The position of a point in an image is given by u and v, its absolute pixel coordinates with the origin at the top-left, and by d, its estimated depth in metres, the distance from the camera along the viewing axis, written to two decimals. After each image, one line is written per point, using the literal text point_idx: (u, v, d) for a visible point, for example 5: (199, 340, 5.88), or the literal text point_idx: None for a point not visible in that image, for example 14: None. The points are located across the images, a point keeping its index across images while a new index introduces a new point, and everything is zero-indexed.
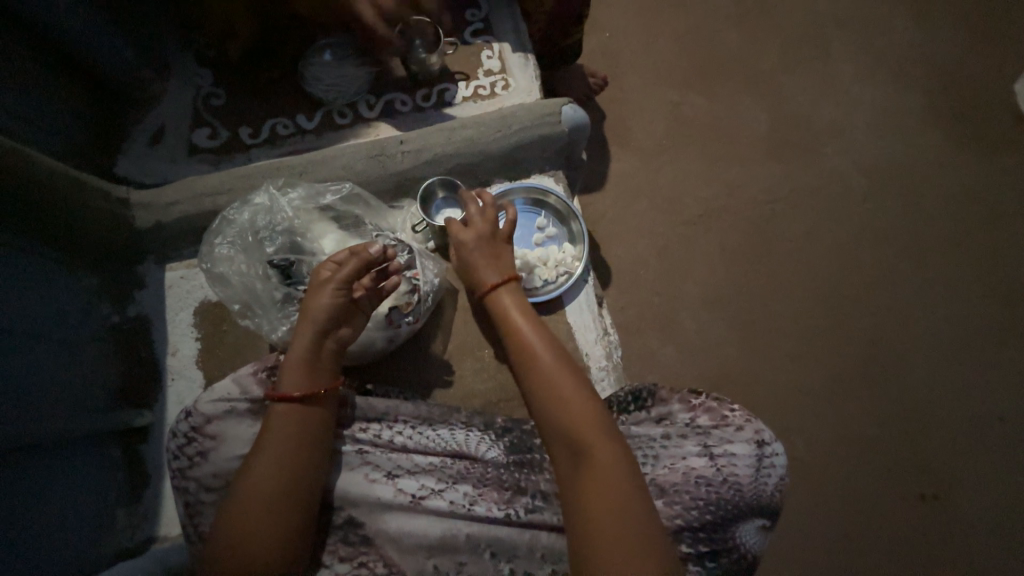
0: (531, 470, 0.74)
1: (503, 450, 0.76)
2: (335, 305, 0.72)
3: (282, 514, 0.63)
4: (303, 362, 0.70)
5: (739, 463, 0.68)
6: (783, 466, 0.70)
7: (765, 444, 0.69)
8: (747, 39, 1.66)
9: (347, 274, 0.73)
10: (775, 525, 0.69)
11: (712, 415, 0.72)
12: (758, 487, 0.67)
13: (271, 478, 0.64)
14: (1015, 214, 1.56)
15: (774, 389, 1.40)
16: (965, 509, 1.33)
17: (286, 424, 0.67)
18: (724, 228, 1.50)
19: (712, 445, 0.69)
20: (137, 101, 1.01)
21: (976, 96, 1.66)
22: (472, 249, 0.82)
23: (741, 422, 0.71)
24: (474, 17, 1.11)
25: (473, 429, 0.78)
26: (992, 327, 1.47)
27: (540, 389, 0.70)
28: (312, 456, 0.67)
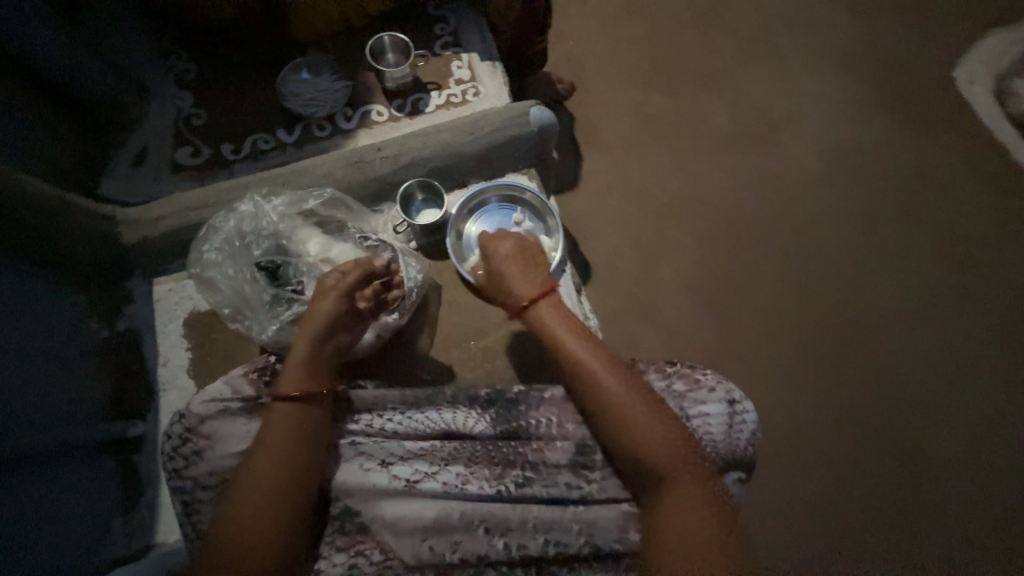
0: (519, 442, 0.76)
1: (490, 421, 0.77)
2: (338, 310, 0.77)
3: (281, 507, 0.65)
4: (304, 362, 0.74)
5: (712, 422, 0.72)
6: (755, 421, 0.74)
7: (736, 403, 0.74)
8: (703, 42, 1.76)
9: (352, 281, 0.79)
10: (751, 476, 0.75)
11: (687, 380, 0.76)
12: (730, 442, 0.72)
13: (268, 472, 0.66)
14: (964, 188, 1.66)
15: (754, 367, 1.46)
16: (946, 471, 1.38)
17: (281, 420, 0.70)
18: (694, 219, 1.58)
19: (687, 408, 0.74)
20: (119, 125, 1.04)
21: (919, 83, 1.77)
22: (508, 267, 0.84)
23: (713, 384, 0.75)
24: (443, 31, 1.17)
25: (459, 407, 0.79)
26: (956, 295, 1.54)
27: (613, 409, 0.68)
28: (305, 448, 0.69)
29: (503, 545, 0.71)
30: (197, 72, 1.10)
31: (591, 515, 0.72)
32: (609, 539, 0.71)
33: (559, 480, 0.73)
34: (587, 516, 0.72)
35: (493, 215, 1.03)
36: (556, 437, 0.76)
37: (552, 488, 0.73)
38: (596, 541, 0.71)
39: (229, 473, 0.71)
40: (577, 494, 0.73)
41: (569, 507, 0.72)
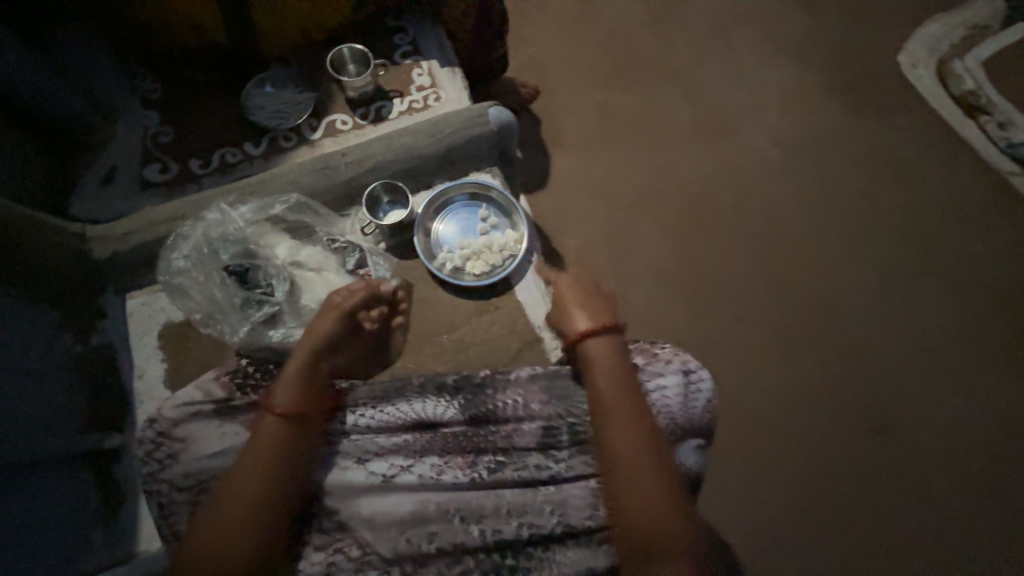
0: (488, 428, 0.77)
1: (459, 407, 0.78)
2: (337, 328, 0.82)
3: (264, 518, 0.67)
4: (299, 380, 0.74)
5: (668, 392, 0.76)
6: (711, 388, 0.78)
7: (692, 372, 0.77)
8: (659, 41, 1.83)
9: (354, 301, 0.84)
10: (712, 442, 0.78)
11: (645, 354, 0.79)
12: (686, 410, 0.75)
13: (247, 487, 0.67)
14: (915, 167, 1.74)
15: (727, 350, 1.50)
16: (918, 437, 1.42)
17: (263, 435, 0.70)
18: (661, 210, 1.63)
19: (644, 381, 0.77)
20: (86, 144, 1.05)
21: (867, 70, 1.86)
22: (568, 296, 0.83)
23: (669, 357, 0.79)
24: (402, 41, 1.21)
25: (428, 396, 0.79)
26: (915, 268, 1.60)
27: (598, 417, 0.72)
28: (281, 458, 0.69)
29: (478, 532, 0.72)
30: (163, 91, 1.12)
31: (561, 495, 0.74)
32: (580, 516, 0.73)
33: (529, 463, 0.75)
34: (557, 496, 0.74)
35: (460, 213, 1.07)
36: (523, 421, 0.78)
37: (523, 471, 0.75)
38: (568, 519, 0.73)
39: (203, 474, 0.72)
40: (546, 474, 0.75)
41: (540, 489, 0.74)
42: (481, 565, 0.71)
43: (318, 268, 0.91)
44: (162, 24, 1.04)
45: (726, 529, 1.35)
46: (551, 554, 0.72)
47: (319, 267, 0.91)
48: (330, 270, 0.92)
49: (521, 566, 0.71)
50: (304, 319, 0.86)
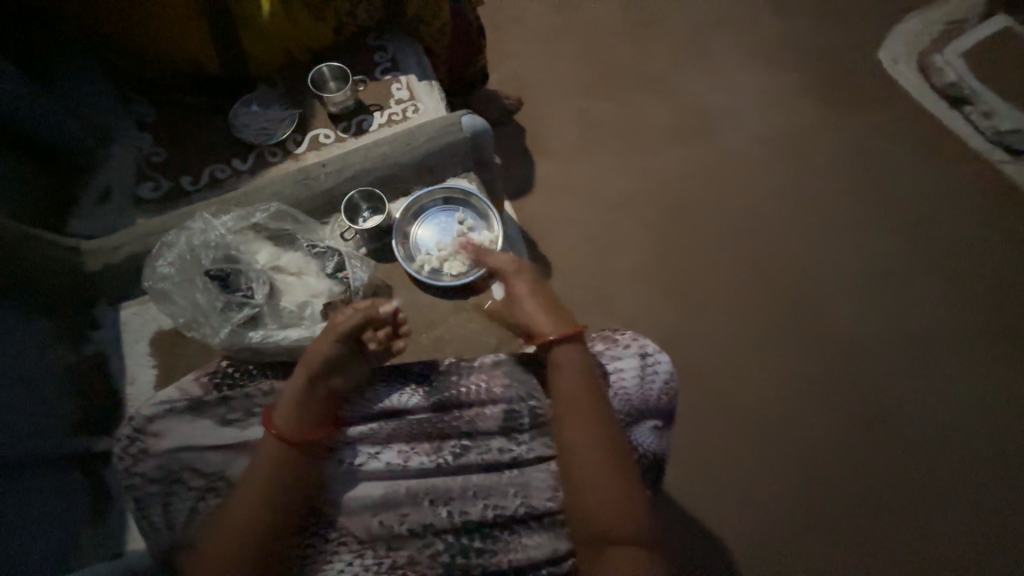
0: (452, 414, 0.79)
1: (423, 394, 0.80)
2: (335, 350, 0.79)
3: (269, 536, 0.69)
4: (297, 402, 0.75)
5: (626, 374, 0.80)
6: (668, 371, 0.82)
7: (649, 355, 0.82)
8: (637, 50, 1.89)
9: (353, 323, 0.81)
10: (671, 423, 0.82)
11: (606, 340, 0.84)
12: (643, 390, 0.80)
13: (252, 509, 0.69)
14: (902, 159, 1.72)
15: (717, 346, 1.49)
16: (916, 429, 1.39)
17: (264, 456, 0.72)
18: (645, 211, 1.65)
19: (605, 365, 0.81)
20: (85, 167, 1.11)
21: (846, 67, 1.88)
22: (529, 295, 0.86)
23: (628, 341, 0.83)
24: (382, 58, 1.26)
25: (393, 384, 0.81)
26: (907, 259, 1.58)
27: (564, 411, 0.75)
28: (279, 476, 0.71)
29: (446, 515, 0.75)
30: (157, 115, 1.19)
31: (524, 478, 0.77)
32: (542, 498, 0.77)
33: (492, 446, 0.78)
34: (521, 479, 0.77)
35: (438, 217, 1.10)
36: (486, 405, 0.80)
37: (486, 455, 0.77)
38: (531, 501, 0.76)
39: (174, 465, 0.75)
40: (508, 456, 0.78)
41: (504, 472, 0.77)
42: (450, 547, 0.74)
43: (298, 272, 0.96)
44: (154, 55, 1.12)
45: (722, 529, 1.31)
46: (516, 536, 0.76)
47: (299, 270, 0.96)
48: (309, 273, 0.96)
49: (489, 547, 0.75)
50: (282, 320, 0.90)
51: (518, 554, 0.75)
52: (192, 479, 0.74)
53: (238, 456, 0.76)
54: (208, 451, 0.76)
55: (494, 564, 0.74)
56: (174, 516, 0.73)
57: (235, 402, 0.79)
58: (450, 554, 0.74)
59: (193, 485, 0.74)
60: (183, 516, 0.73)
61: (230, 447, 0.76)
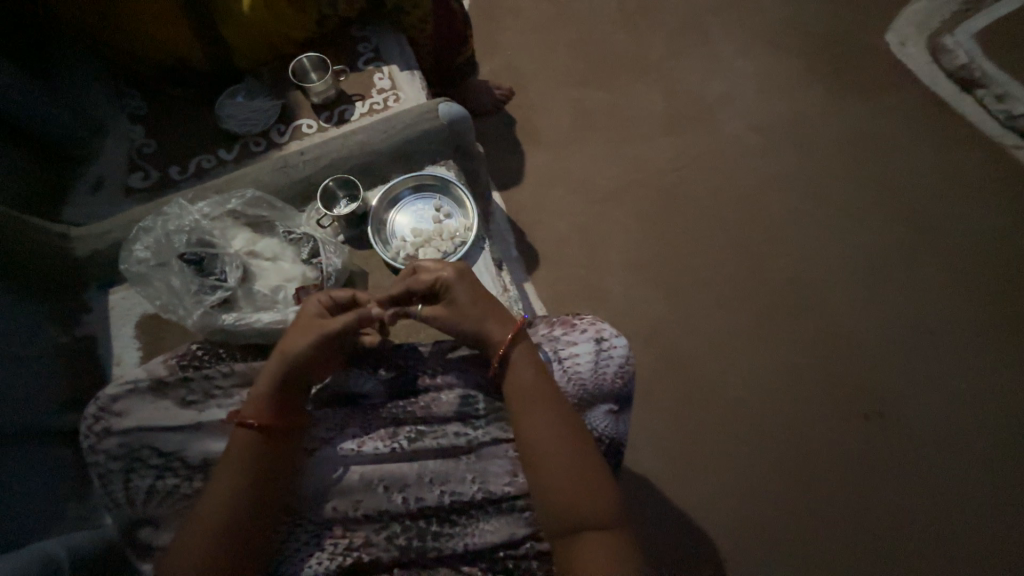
0: (407, 401, 0.80)
1: (378, 380, 0.81)
2: (313, 348, 0.75)
3: (241, 533, 0.68)
4: (267, 396, 0.73)
5: (580, 359, 0.81)
6: (625, 354, 0.82)
7: (604, 339, 0.82)
8: (633, 39, 1.86)
9: (339, 325, 0.76)
10: (628, 406, 0.83)
11: (563, 325, 0.85)
12: (597, 375, 0.80)
13: (227, 505, 0.68)
14: (908, 145, 1.65)
15: (707, 337, 1.46)
16: (914, 424, 1.35)
17: (239, 450, 0.71)
18: (637, 201, 1.63)
19: (560, 350, 0.82)
20: (80, 159, 1.17)
21: (853, 49, 1.80)
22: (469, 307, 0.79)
23: (585, 326, 0.84)
24: (366, 48, 1.28)
25: (349, 371, 0.82)
26: (910, 250, 1.53)
27: (515, 403, 0.75)
28: (252, 470, 0.70)
29: (401, 500, 0.76)
30: (147, 107, 1.23)
31: (481, 464, 0.78)
32: (499, 483, 0.77)
33: (448, 431, 0.79)
34: (478, 465, 0.78)
35: (414, 205, 1.10)
36: (442, 391, 0.81)
37: (442, 440, 0.78)
38: (488, 486, 0.77)
39: (135, 443, 0.77)
40: (464, 441, 0.78)
41: (461, 458, 0.78)
42: (407, 530, 0.76)
43: (273, 258, 0.98)
44: (144, 51, 1.16)
45: (708, 521, 1.29)
46: (474, 522, 0.76)
47: (274, 256, 0.98)
48: (284, 259, 0.99)
49: (446, 531, 0.76)
50: (256, 304, 0.93)
51: (474, 539, 0.76)
52: (152, 457, 0.76)
53: (197, 438, 0.78)
54: (168, 431, 0.77)
55: (450, 548, 0.75)
56: (135, 492, 0.75)
57: (195, 384, 0.81)
58: (406, 537, 0.75)
59: (153, 464, 0.76)
60: (143, 493, 0.75)
61: (189, 427, 0.78)
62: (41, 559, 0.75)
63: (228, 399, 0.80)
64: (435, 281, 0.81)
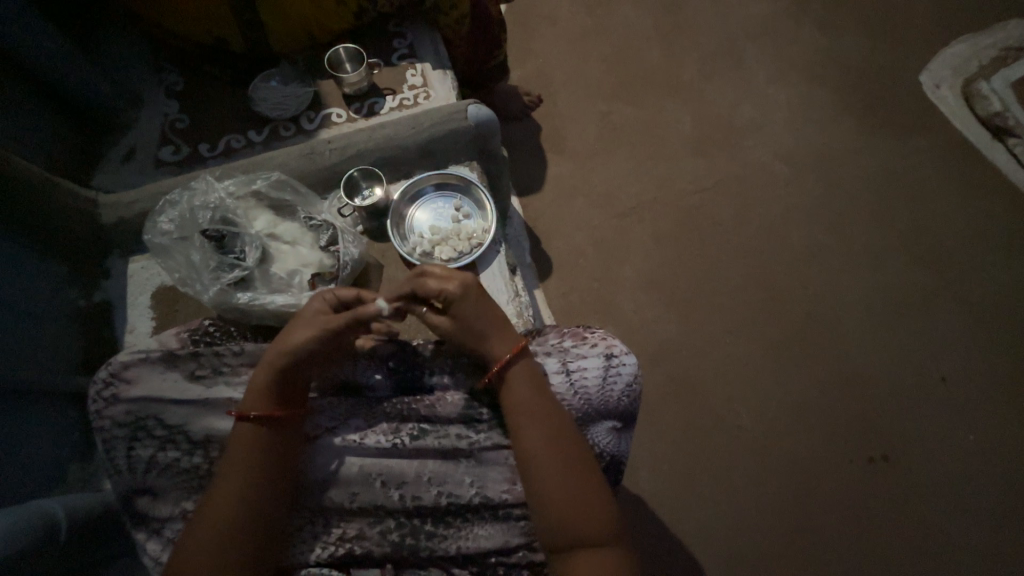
0: (412, 396, 0.80)
1: (386, 373, 0.82)
2: (314, 342, 0.75)
3: (246, 528, 0.68)
4: (272, 389, 0.73)
5: (589, 373, 0.80)
6: (633, 374, 0.81)
7: (615, 356, 0.81)
8: (665, 57, 1.85)
9: (341, 325, 0.76)
10: (631, 426, 0.82)
11: (574, 337, 0.84)
12: (604, 391, 0.80)
13: (236, 494, 0.69)
14: (934, 189, 1.63)
15: (714, 362, 1.45)
16: (918, 471, 1.32)
17: (244, 442, 0.72)
18: (655, 219, 1.62)
19: (569, 361, 0.82)
20: (114, 127, 1.21)
21: (887, 87, 1.78)
22: (477, 315, 0.79)
23: (596, 340, 0.83)
24: (400, 44, 1.29)
25: (359, 360, 0.82)
26: (928, 293, 1.50)
27: (515, 414, 0.75)
28: (259, 465, 0.71)
29: (398, 497, 0.76)
30: (184, 83, 1.26)
31: (480, 469, 0.78)
32: (498, 490, 0.77)
33: (450, 432, 0.79)
34: (477, 469, 0.78)
35: (435, 203, 1.11)
36: (448, 391, 0.81)
37: (444, 441, 0.78)
38: (486, 492, 0.77)
39: (141, 412, 0.77)
40: (465, 444, 0.78)
41: (461, 461, 0.78)
42: (402, 526, 0.76)
43: (292, 242, 0.99)
44: (184, 33, 1.18)
45: (700, 548, 1.27)
46: (468, 526, 0.76)
47: (294, 240, 1.00)
48: (303, 244, 1.00)
49: (439, 533, 0.76)
50: (271, 286, 0.94)
51: (469, 542, 0.75)
52: (156, 429, 0.77)
53: (202, 415, 0.78)
54: (175, 404, 0.78)
55: (442, 549, 0.75)
56: (137, 461, 0.76)
57: (205, 359, 0.81)
58: (400, 534, 0.76)
59: (157, 435, 0.77)
60: (144, 463, 0.76)
61: (195, 403, 0.78)
62: (41, 519, 0.74)
63: (237, 378, 0.80)
64: (440, 292, 0.79)
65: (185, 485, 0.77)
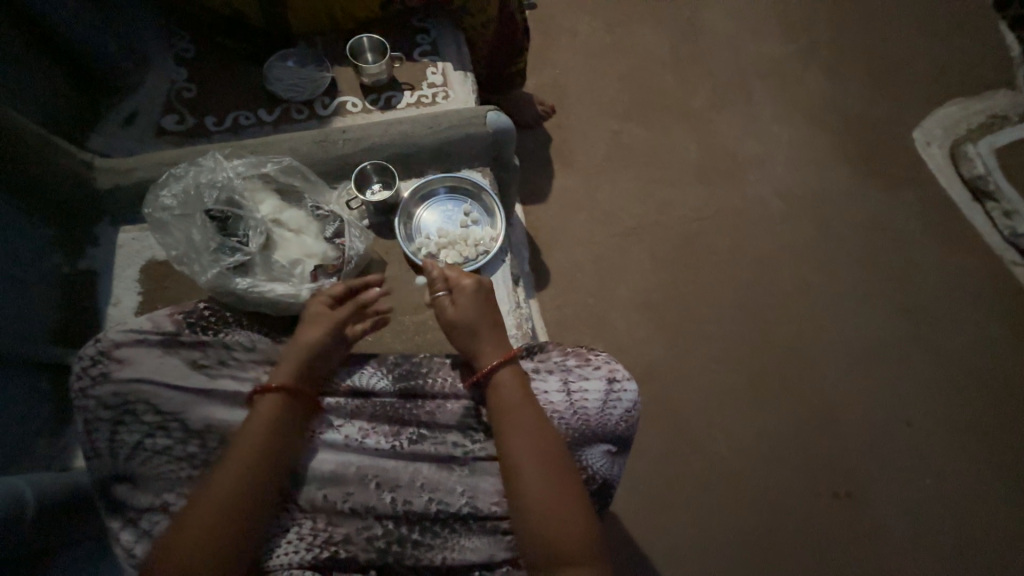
0: (413, 400, 0.81)
1: (392, 378, 0.82)
2: (326, 337, 0.80)
3: (245, 520, 0.67)
4: (303, 368, 0.77)
5: (590, 396, 0.81)
6: (633, 400, 0.83)
7: (616, 381, 0.83)
8: (678, 83, 1.88)
9: (343, 313, 0.83)
10: (625, 452, 0.83)
11: (578, 357, 0.85)
12: (603, 414, 0.81)
13: (236, 486, 0.68)
14: (918, 243, 1.70)
15: (697, 387, 1.48)
16: (877, 509, 1.38)
17: (257, 428, 0.72)
18: (655, 242, 1.65)
19: (572, 382, 0.83)
20: (117, 89, 1.16)
21: (884, 140, 1.85)
22: (483, 330, 0.81)
23: (599, 363, 0.85)
24: (423, 40, 1.27)
25: (368, 366, 0.84)
26: (902, 341, 1.57)
27: (503, 426, 0.75)
28: (260, 453, 0.71)
29: (390, 501, 0.76)
30: (195, 51, 1.22)
31: (473, 479, 0.78)
32: (488, 502, 0.77)
33: (447, 439, 0.79)
34: (470, 479, 0.78)
35: (445, 205, 1.10)
36: (448, 399, 0.81)
37: (440, 447, 0.78)
38: (476, 502, 0.76)
39: (131, 395, 0.77)
40: (460, 453, 0.79)
41: (455, 469, 0.78)
42: (388, 533, 0.75)
43: (297, 230, 0.97)
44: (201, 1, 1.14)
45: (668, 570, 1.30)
46: (455, 537, 0.75)
47: (299, 229, 0.97)
48: (308, 233, 0.97)
49: (426, 542, 0.75)
50: (272, 273, 0.92)
51: (454, 554, 0.75)
52: (147, 413, 0.76)
53: (200, 404, 0.78)
54: (171, 390, 0.78)
55: (427, 559, 0.74)
56: (119, 446, 0.75)
57: (211, 350, 0.82)
58: (387, 540, 0.74)
59: (146, 420, 0.76)
60: (128, 448, 0.75)
61: (196, 392, 0.78)
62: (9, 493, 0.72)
63: (243, 372, 0.81)
64: (451, 284, 0.84)
65: (171, 475, 0.75)
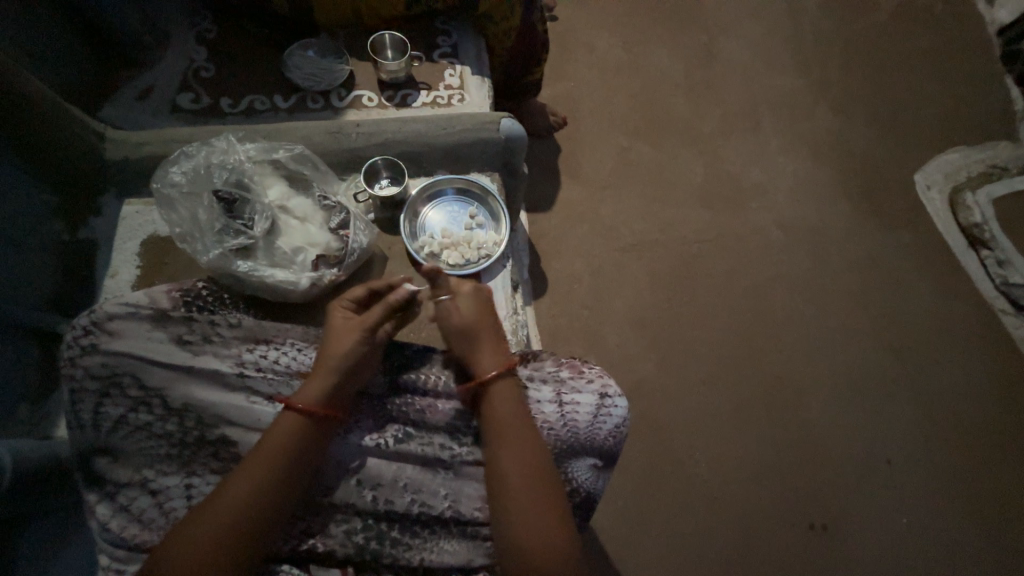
0: (403, 399, 0.81)
1: (383, 373, 0.82)
2: (359, 352, 0.76)
3: (251, 536, 0.66)
4: (329, 389, 0.74)
5: (580, 408, 0.82)
6: (623, 416, 0.83)
7: (608, 397, 0.83)
8: (690, 107, 1.91)
9: (376, 319, 0.79)
10: (612, 467, 0.83)
11: (572, 369, 0.86)
12: (592, 428, 0.81)
13: (247, 502, 0.66)
14: (912, 284, 1.73)
15: (684, 408, 1.48)
16: (851, 545, 1.39)
17: (274, 444, 0.70)
18: (654, 260, 1.66)
19: (564, 393, 0.83)
20: (135, 63, 1.17)
21: (886, 180, 1.88)
22: (478, 335, 0.81)
23: (592, 377, 0.85)
24: (444, 41, 1.28)
25: None
26: (889, 379, 1.59)
27: (492, 431, 0.75)
28: (282, 469, 0.69)
29: (372, 498, 0.76)
30: (216, 32, 1.22)
31: (458, 483, 0.78)
32: (471, 506, 0.77)
33: (434, 441, 0.79)
34: (454, 482, 0.78)
35: (451, 206, 1.11)
36: (439, 399, 0.82)
37: (427, 448, 0.79)
38: (459, 507, 0.77)
39: (119, 368, 0.76)
40: (447, 456, 0.79)
41: (439, 472, 0.78)
42: (368, 529, 0.75)
43: (303, 218, 0.97)
44: None
45: None
46: (434, 539, 0.75)
47: (304, 217, 0.97)
48: (312, 223, 0.97)
49: (404, 542, 0.75)
50: (273, 259, 0.91)
51: (433, 556, 0.74)
52: (133, 387, 0.76)
53: (183, 381, 0.78)
54: (158, 366, 0.77)
55: (405, 559, 0.74)
56: (103, 418, 0.75)
57: (197, 326, 0.81)
58: (365, 536, 0.74)
59: (130, 395, 0.76)
60: (111, 421, 0.75)
61: (180, 368, 0.78)
62: None
63: (225, 349, 0.80)
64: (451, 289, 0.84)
65: (151, 451, 0.75)
